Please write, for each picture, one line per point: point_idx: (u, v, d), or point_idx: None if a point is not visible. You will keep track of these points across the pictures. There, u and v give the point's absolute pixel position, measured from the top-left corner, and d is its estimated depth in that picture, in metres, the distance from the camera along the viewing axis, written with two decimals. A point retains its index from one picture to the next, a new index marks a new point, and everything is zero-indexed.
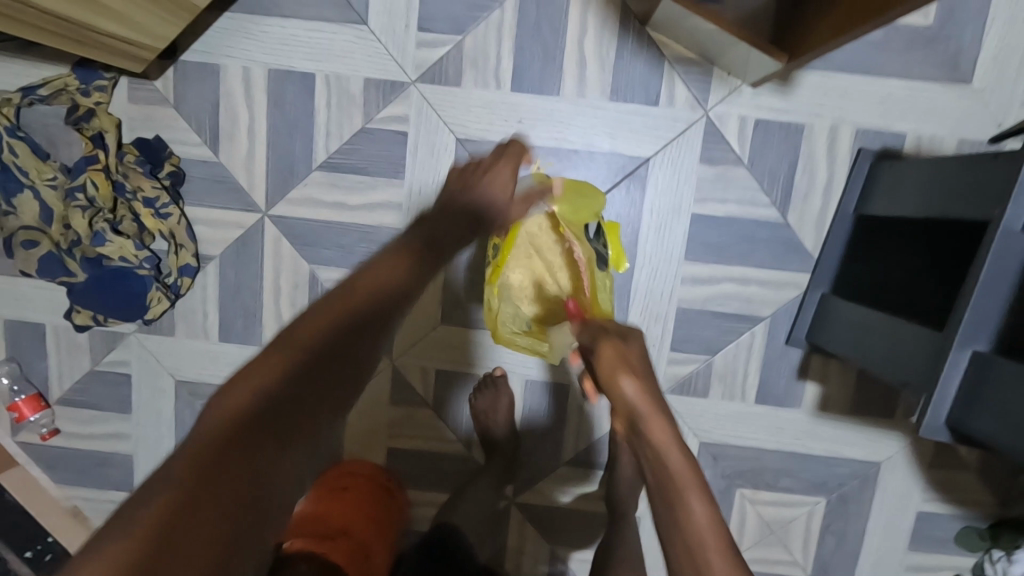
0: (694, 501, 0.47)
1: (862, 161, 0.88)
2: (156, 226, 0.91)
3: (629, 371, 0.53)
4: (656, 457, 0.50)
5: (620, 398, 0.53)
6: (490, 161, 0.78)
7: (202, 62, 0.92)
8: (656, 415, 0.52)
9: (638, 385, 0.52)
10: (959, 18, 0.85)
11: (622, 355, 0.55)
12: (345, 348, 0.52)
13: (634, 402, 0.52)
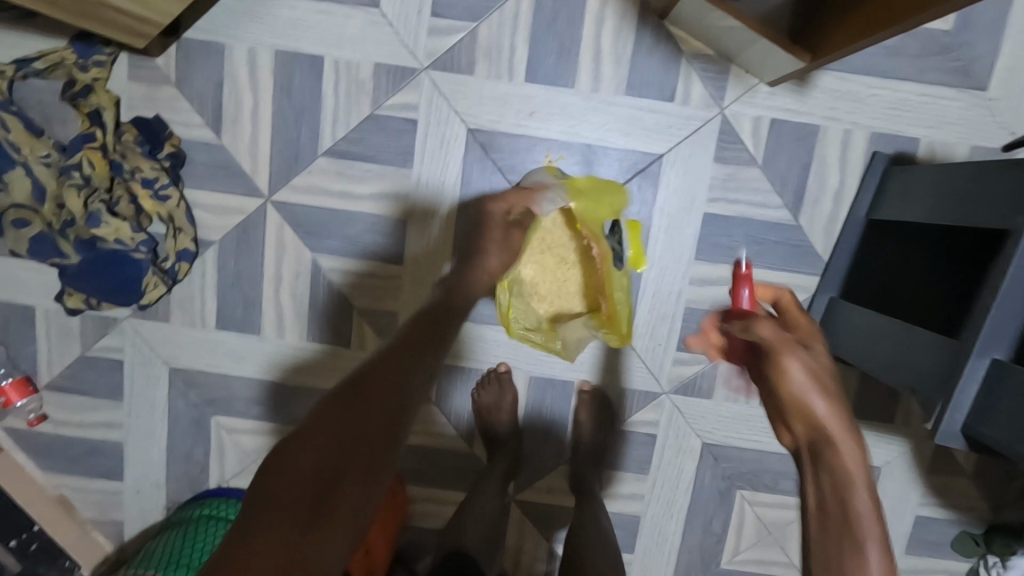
0: (876, 543, 0.46)
1: (875, 165, 0.88)
2: (154, 208, 0.89)
3: (804, 360, 0.55)
4: (839, 478, 0.48)
5: (807, 412, 0.52)
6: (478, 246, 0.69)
7: (206, 41, 0.89)
8: (842, 434, 0.51)
9: (830, 405, 0.52)
10: (977, 25, 0.85)
11: (814, 364, 0.55)
12: (386, 395, 0.49)
13: (820, 413, 0.52)
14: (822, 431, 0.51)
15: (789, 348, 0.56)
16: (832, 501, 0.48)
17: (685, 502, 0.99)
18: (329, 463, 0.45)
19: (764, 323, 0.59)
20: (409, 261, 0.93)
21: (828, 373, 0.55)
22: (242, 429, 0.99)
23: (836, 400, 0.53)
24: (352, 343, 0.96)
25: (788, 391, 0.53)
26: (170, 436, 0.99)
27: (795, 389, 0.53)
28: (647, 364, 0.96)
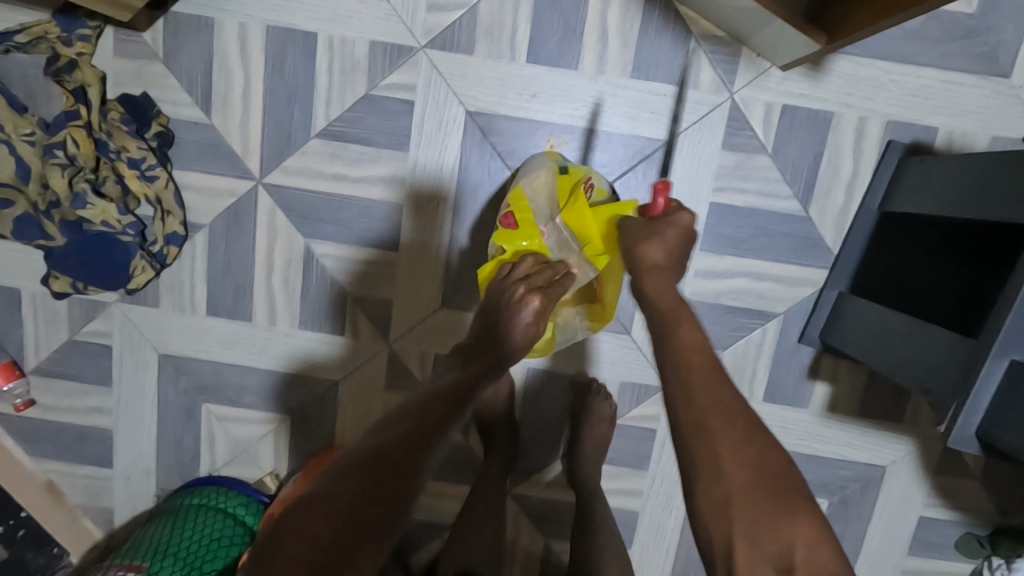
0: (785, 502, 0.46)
1: (890, 155, 0.84)
2: (141, 189, 0.86)
3: (658, 243, 0.60)
4: (683, 358, 0.52)
5: (677, 330, 0.54)
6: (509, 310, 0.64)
7: (196, 15, 0.85)
8: (679, 311, 0.56)
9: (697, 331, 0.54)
10: (1002, 9, 0.81)
11: (652, 257, 0.59)
12: (400, 478, 0.48)
13: (662, 298, 0.57)
14: (666, 315, 0.56)
15: (637, 247, 0.60)
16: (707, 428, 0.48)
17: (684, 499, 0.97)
18: (339, 543, 0.45)
19: (628, 233, 0.62)
20: (405, 248, 0.90)
21: (673, 261, 0.60)
22: (232, 418, 0.97)
23: (673, 286, 0.58)
24: (346, 331, 0.93)
25: (645, 291, 0.58)
26: (159, 423, 0.97)
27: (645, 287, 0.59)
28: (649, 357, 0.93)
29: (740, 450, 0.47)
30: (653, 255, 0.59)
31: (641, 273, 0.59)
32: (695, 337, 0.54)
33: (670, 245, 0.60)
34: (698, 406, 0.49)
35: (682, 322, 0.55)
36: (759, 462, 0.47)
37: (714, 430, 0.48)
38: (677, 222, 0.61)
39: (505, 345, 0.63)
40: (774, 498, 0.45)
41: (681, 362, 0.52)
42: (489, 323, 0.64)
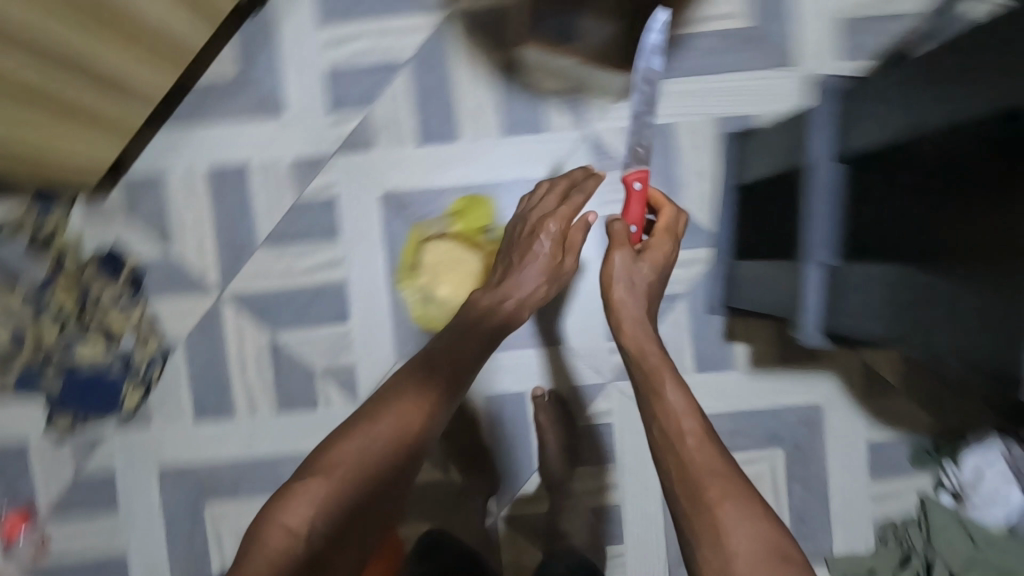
0: (751, 526, 0.62)
1: (726, 144, 1.03)
2: (121, 323, 1.02)
3: (624, 284, 0.82)
4: (671, 423, 0.70)
5: (660, 394, 0.72)
6: (552, 238, 0.84)
7: (146, 173, 1.03)
8: (660, 370, 0.74)
9: (677, 392, 0.72)
10: (773, 16, 1.02)
11: (630, 313, 0.81)
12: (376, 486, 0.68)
13: (652, 356, 0.76)
14: (654, 372, 0.75)
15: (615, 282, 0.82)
16: (693, 484, 0.65)
17: (656, 482, 1.05)
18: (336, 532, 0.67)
19: (612, 265, 0.82)
20: (355, 318, 1.04)
21: (644, 310, 0.82)
22: (234, 511, 1.05)
23: (652, 344, 0.78)
24: (319, 404, 1.04)
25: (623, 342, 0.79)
26: (168, 534, 1.05)
27: (627, 332, 0.79)
28: (588, 360, 1.05)
29: (741, 520, 0.62)
30: (618, 293, 0.82)
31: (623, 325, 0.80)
32: (686, 404, 0.71)
33: (642, 287, 0.83)
34: (686, 467, 0.67)
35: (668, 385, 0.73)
36: (755, 526, 0.62)
37: (711, 497, 0.64)
38: (659, 249, 0.85)
39: (517, 277, 0.82)
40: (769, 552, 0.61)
41: (672, 429, 0.69)
42: (507, 263, 0.84)
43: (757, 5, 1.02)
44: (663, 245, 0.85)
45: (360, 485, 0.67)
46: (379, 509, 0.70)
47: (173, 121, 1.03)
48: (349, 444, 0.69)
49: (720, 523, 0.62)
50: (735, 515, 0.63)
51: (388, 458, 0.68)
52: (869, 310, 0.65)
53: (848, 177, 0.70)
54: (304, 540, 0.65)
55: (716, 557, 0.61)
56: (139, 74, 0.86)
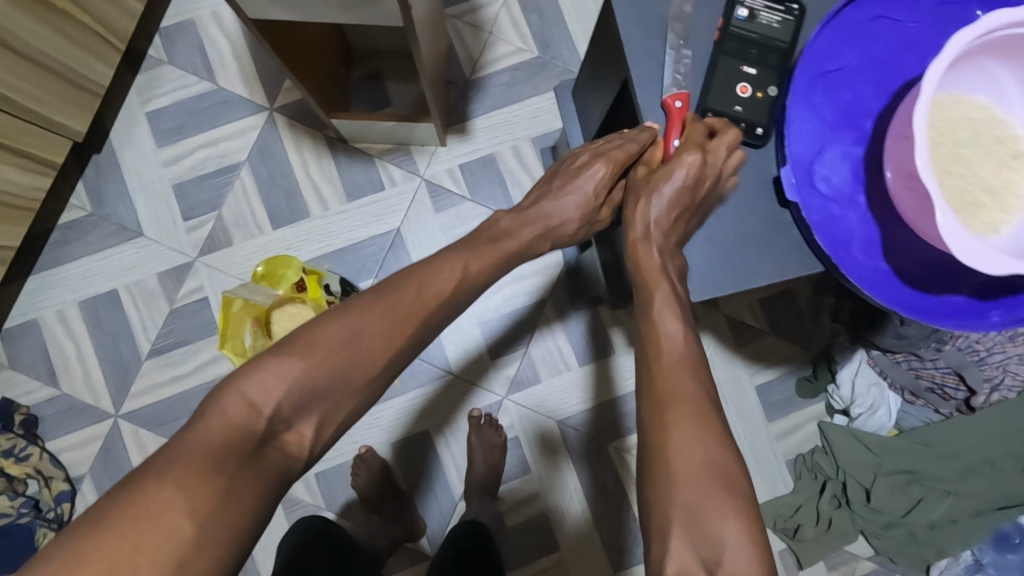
0: (716, 452, 0.58)
1: (546, 157, 1.12)
2: (21, 469, 1.02)
3: (649, 199, 0.69)
4: (652, 348, 0.64)
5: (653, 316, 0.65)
6: (603, 154, 0.74)
7: (22, 322, 1.08)
8: (657, 279, 0.66)
9: (678, 322, 0.64)
10: (555, 41, 1.15)
11: (640, 234, 0.68)
12: (358, 375, 0.58)
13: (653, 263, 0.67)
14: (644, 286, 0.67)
15: (638, 208, 0.70)
16: (660, 404, 0.60)
17: (575, 480, 1.09)
18: (295, 408, 0.56)
19: (636, 183, 0.71)
20: None
21: (670, 242, 0.68)
22: None
23: (666, 263, 0.67)
24: None
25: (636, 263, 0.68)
26: None
27: (632, 251, 0.68)
28: (478, 382, 1.10)
29: (704, 448, 0.58)
30: (644, 216, 0.69)
31: (636, 241, 0.68)
32: (678, 327, 0.64)
33: (674, 207, 0.67)
34: (660, 391, 0.61)
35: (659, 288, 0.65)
36: (713, 457, 0.57)
37: (672, 425, 0.59)
38: (713, 150, 0.65)
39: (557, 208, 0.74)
40: (726, 480, 0.57)
41: (653, 354, 0.63)
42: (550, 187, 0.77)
43: (539, 36, 1.15)
44: (712, 154, 0.65)
45: (345, 370, 0.58)
46: (339, 411, 0.58)
47: (39, 267, 1.08)
48: (330, 343, 0.58)
49: (677, 452, 0.58)
50: (700, 447, 0.57)
51: (385, 346, 0.60)
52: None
53: None
54: (265, 413, 0.54)
55: (662, 491, 0.57)
56: None
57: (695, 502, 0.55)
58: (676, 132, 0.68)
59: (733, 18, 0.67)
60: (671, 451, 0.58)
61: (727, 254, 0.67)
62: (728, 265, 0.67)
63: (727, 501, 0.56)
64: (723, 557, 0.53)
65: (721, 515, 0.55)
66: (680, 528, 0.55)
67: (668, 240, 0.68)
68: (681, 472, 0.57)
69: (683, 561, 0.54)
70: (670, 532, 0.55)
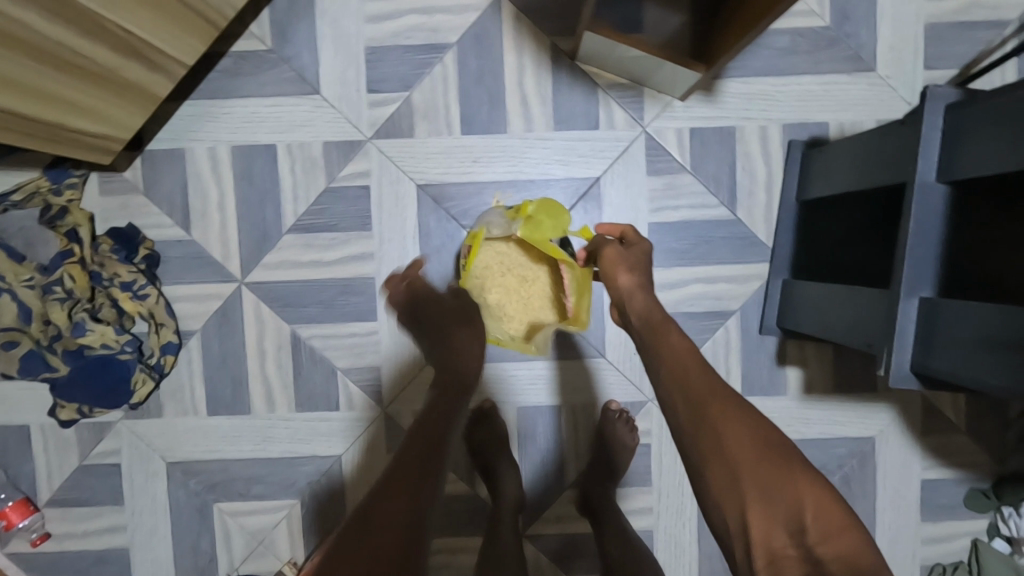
0: (749, 430, 0.60)
1: (794, 152, 0.94)
2: (134, 308, 0.94)
3: (620, 267, 0.77)
4: (674, 356, 0.68)
5: (687, 381, 0.65)
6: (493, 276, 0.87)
7: (169, 148, 0.96)
8: (663, 320, 0.73)
9: (682, 336, 0.70)
10: (853, 17, 0.94)
11: (631, 285, 0.76)
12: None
13: (655, 319, 0.74)
14: (657, 327, 0.73)
15: (620, 274, 0.77)
16: (689, 401, 0.64)
17: (693, 507, 1.00)
18: None
19: (607, 254, 0.79)
20: (383, 316, 0.97)
21: (644, 283, 0.77)
22: (245, 512, 1.00)
23: (654, 302, 0.75)
24: (341, 406, 0.98)
25: (632, 312, 0.75)
26: (174, 533, 1.00)
27: (640, 308, 0.75)
28: (630, 375, 0.99)
29: (742, 428, 0.60)
30: (622, 278, 0.77)
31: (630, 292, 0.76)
32: (683, 337, 0.70)
33: (636, 262, 0.78)
34: (688, 397, 0.64)
35: (671, 328, 0.71)
36: (754, 434, 0.60)
37: (711, 413, 0.62)
38: (637, 245, 0.80)
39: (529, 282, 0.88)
40: (775, 458, 0.58)
41: (685, 379, 0.65)
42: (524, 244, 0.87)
43: (837, 4, 0.94)
44: (637, 245, 0.80)
45: None
46: None
47: (201, 93, 0.95)
48: None
49: (722, 433, 0.60)
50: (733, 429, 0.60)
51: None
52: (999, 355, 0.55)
53: (952, 203, 0.62)
54: None
55: (723, 476, 0.58)
56: (169, 43, 0.79)
57: (758, 472, 0.57)
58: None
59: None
60: (715, 432, 0.61)
61: None
62: None
63: (783, 467, 0.58)
64: (806, 520, 0.54)
65: (784, 485, 0.56)
66: (758, 501, 0.56)
67: (647, 292, 0.76)
68: (730, 457, 0.59)
69: (769, 534, 0.54)
70: (749, 505, 0.56)
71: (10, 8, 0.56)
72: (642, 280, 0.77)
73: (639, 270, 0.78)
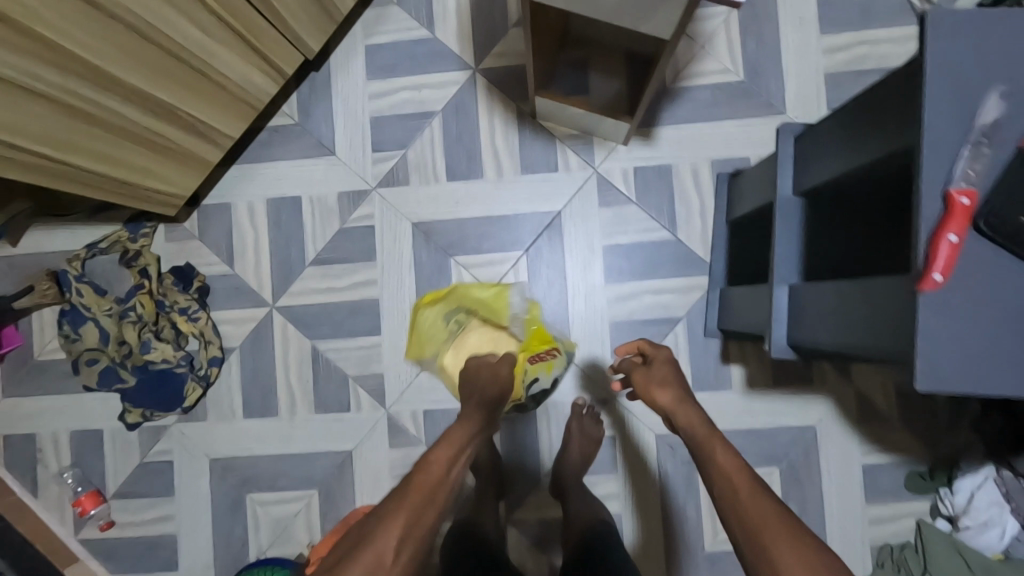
0: (800, 549, 0.63)
1: (721, 182, 1.13)
2: (189, 328, 1.18)
3: (657, 388, 0.91)
4: (727, 475, 0.73)
5: (733, 501, 0.70)
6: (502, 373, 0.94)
7: (218, 203, 1.22)
8: (711, 434, 0.79)
9: (728, 453, 0.76)
10: (763, 71, 1.14)
11: (672, 402, 0.88)
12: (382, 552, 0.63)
13: (698, 430, 0.81)
14: (705, 443, 0.79)
15: (657, 394, 0.90)
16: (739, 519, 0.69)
17: (657, 493, 1.13)
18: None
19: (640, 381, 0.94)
20: (385, 332, 1.17)
21: (686, 396, 0.88)
22: (271, 501, 1.18)
23: (699, 414, 0.84)
24: (352, 408, 1.17)
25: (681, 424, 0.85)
26: (213, 520, 1.19)
27: (684, 421, 0.85)
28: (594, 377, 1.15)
29: (792, 545, 0.64)
30: (661, 397, 0.90)
31: (671, 409, 0.88)
32: (731, 454, 0.75)
33: (666, 380, 0.91)
34: (743, 516, 0.68)
35: (716, 442, 0.78)
36: (807, 556, 0.62)
37: (764, 534, 0.66)
38: (661, 357, 0.96)
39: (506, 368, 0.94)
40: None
41: (734, 497, 0.71)
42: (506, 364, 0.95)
43: (749, 63, 1.14)
44: (659, 360, 0.95)
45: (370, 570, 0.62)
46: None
47: (243, 160, 1.22)
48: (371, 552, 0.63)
49: (775, 555, 0.64)
50: (786, 550, 0.63)
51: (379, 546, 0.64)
52: (819, 323, 0.69)
53: (806, 211, 0.80)
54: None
55: None
56: (222, 123, 1.05)
57: None
58: (943, 267, 0.47)
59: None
60: (766, 553, 0.65)
61: (980, 351, 0.48)
62: (979, 366, 0.48)
63: None
64: None
65: None
66: None
67: (685, 404, 0.87)
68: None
69: None
70: None
71: (110, 104, 0.82)
72: (676, 394, 0.88)
73: (667, 385, 0.91)
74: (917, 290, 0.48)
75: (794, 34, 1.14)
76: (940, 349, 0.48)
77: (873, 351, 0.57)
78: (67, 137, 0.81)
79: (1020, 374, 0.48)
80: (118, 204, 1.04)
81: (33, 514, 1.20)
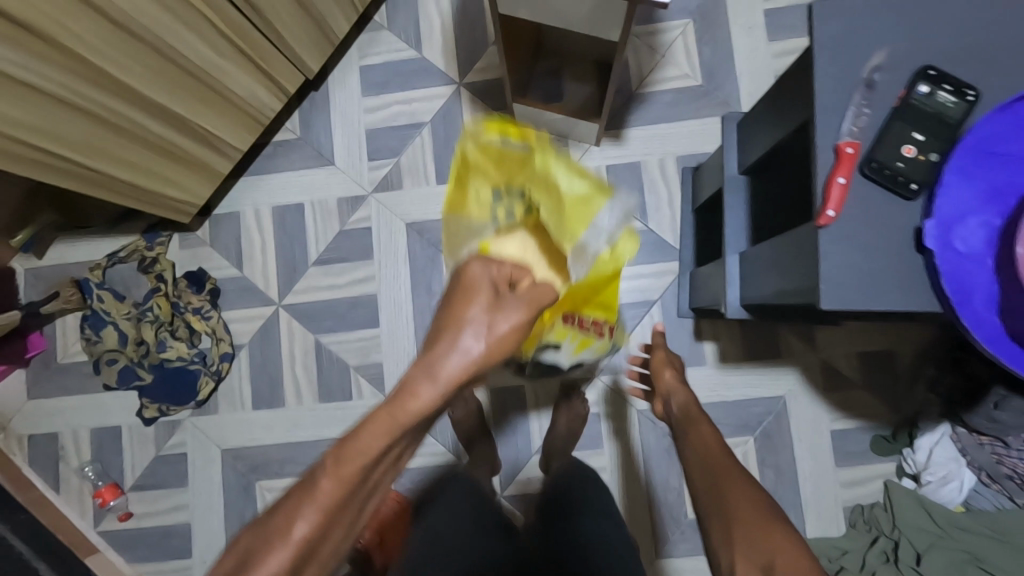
0: (749, 486, 0.60)
1: (686, 175, 1.24)
2: (202, 326, 1.27)
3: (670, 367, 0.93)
4: (702, 444, 0.72)
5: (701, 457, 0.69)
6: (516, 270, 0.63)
7: (228, 212, 1.33)
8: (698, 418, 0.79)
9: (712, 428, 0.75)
10: (719, 76, 1.26)
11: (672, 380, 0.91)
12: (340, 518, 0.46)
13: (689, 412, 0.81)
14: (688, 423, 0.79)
15: (664, 374, 0.92)
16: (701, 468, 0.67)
17: (641, 465, 1.21)
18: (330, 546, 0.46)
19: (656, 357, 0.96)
20: (384, 324, 1.27)
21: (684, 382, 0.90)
22: (280, 487, 1.25)
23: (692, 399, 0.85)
24: (354, 396, 1.26)
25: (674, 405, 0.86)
26: (225, 507, 1.26)
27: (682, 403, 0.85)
28: None
29: (744, 485, 0.60)
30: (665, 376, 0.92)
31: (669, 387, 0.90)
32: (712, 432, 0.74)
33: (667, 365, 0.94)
34: (707, 468, 0.66)
35: (702, 424, 0.77)
36: (753, 494, 0.58)
37: (718, 477, 0.63)
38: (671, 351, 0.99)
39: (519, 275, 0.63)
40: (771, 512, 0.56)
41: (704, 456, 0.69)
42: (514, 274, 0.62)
43: (706, 68, 1.27)
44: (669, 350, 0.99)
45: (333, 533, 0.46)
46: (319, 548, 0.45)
47: (250, 171, 1.33)
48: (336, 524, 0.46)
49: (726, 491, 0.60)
50: (734, 485, 0.60)
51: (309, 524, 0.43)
52: (760, 277, 0.79)
53: (751, 187, 0.90)
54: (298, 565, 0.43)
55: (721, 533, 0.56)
56: (231, 136, 1.17)
57: (745, 515, 0.56)
58: (834, 205, 0.57)
59: (915, 91, 0.58)
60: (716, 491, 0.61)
61: (870, 274, 0.57)
62: (873, 287, 0.57)
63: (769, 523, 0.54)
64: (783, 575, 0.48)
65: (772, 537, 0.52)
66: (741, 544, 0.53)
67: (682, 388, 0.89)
68: (724, 511, 0.58)
69: None
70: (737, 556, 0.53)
71: (134, 114, 0.94)
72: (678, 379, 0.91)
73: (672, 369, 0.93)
74: (815, 224, 0.58)
75: (745, 42, 1.26)
76: (837, 274, 0.57)
77: (794, 290, 0.66)
78: (94, 144, 0.93)
79: (904, 297, 0.57)
80: (140, 210, 1.16)
81: (55, 507, 1.27)
